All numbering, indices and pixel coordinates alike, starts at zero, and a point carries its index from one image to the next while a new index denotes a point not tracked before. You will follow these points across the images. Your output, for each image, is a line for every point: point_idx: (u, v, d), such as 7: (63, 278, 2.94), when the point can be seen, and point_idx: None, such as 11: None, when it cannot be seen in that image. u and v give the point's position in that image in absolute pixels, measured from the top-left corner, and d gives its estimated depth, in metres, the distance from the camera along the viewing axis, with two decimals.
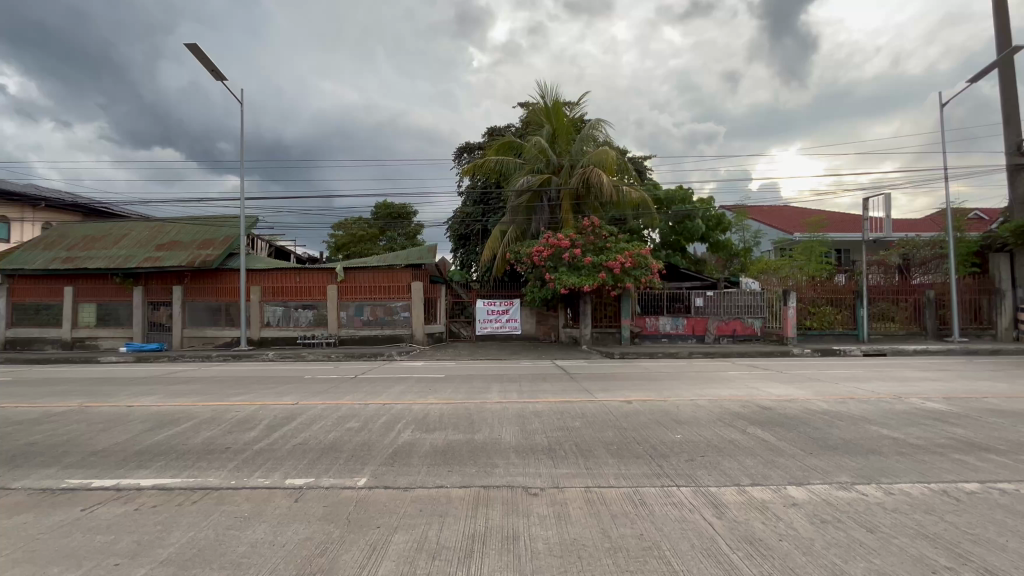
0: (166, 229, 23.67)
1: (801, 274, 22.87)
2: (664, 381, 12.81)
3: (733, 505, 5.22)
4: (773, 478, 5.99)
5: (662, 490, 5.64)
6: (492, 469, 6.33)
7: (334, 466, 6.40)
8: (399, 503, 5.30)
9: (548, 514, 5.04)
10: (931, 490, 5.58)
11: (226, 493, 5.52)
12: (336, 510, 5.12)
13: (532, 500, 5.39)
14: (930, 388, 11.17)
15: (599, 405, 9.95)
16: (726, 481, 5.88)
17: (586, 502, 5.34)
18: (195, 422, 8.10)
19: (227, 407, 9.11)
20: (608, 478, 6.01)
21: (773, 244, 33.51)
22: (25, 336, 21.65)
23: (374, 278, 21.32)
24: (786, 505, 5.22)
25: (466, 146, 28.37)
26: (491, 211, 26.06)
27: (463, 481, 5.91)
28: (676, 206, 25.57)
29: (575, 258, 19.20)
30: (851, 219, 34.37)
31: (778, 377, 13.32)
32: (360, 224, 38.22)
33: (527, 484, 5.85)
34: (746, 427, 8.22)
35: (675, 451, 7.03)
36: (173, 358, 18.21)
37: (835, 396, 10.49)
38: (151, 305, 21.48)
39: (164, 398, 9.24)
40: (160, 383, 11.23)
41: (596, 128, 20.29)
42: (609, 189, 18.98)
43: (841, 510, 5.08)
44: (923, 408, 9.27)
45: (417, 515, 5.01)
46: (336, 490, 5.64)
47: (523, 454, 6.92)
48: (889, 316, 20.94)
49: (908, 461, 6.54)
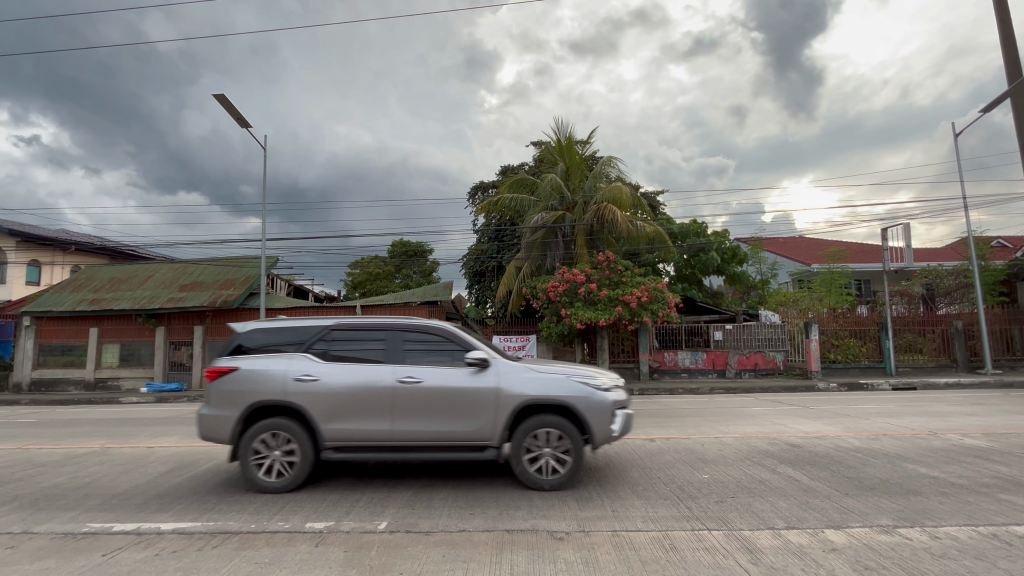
0: (187, 270, 21.86)
1: (820, 303, 20.23)
2: (686, 419, 9.58)
3: (769, 548, 3.64)
4: (797, 514, 4.25)
5: (692, 534, 3.89)
6: (433, 502, 4.67)
7: (266, 504, 4.71)
8: (316, 545, 3.77)
9: (576, 561, 3.46)
10: (974, 533, 3.84)
11: (65, 527, 4.24)
12: (208, 558, 3.59)
13: (557, 544, 3.73)
14: (970, 423, 8.37)
15: (623, 444, 6.99)
16: (758, 524, 4.06)
17: (614, 547, 3.67)
18: (105, 456, 6.98)
19: (131, 446, 7.76)
20: (571, 505, 4.55)
21: (789, 276, 31.45)
22: (49, 378, 19.87)
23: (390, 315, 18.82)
24: (824, 551, 3.58)
25: (479, 185, 26.16)
26: (506, 248, 23.06)
27: (485, 525, 4.10)
28: (690, 240, 23.66)
29: (591, 293, 17.06)
30: (871, 247, 32.41)
31: (809, 413, 10.24)
32: (374, 262, 37.30)
33: (553, 526, 4.07)
34: (774, 464, 5.81)
35: (701, 491, 4.90)
36: (192, 399, 16.68)
37: (867, 432, 7.74)
38: (172, 345, 19.68)
39: (78, 442, 8.23)
40: (91, 426, 10.13)
41: (609, 164, 18.28)
42: (626, 226, 16.86)
43: (884, 556, 3.48)
44: (960, 445, 6.74)
45: (343, 568, 3.39)
46: (203, 520, 4.33)
47: (547, 494, 4.84)
48: (916, 348, 18.63)
49: (952, 501, 4.56)
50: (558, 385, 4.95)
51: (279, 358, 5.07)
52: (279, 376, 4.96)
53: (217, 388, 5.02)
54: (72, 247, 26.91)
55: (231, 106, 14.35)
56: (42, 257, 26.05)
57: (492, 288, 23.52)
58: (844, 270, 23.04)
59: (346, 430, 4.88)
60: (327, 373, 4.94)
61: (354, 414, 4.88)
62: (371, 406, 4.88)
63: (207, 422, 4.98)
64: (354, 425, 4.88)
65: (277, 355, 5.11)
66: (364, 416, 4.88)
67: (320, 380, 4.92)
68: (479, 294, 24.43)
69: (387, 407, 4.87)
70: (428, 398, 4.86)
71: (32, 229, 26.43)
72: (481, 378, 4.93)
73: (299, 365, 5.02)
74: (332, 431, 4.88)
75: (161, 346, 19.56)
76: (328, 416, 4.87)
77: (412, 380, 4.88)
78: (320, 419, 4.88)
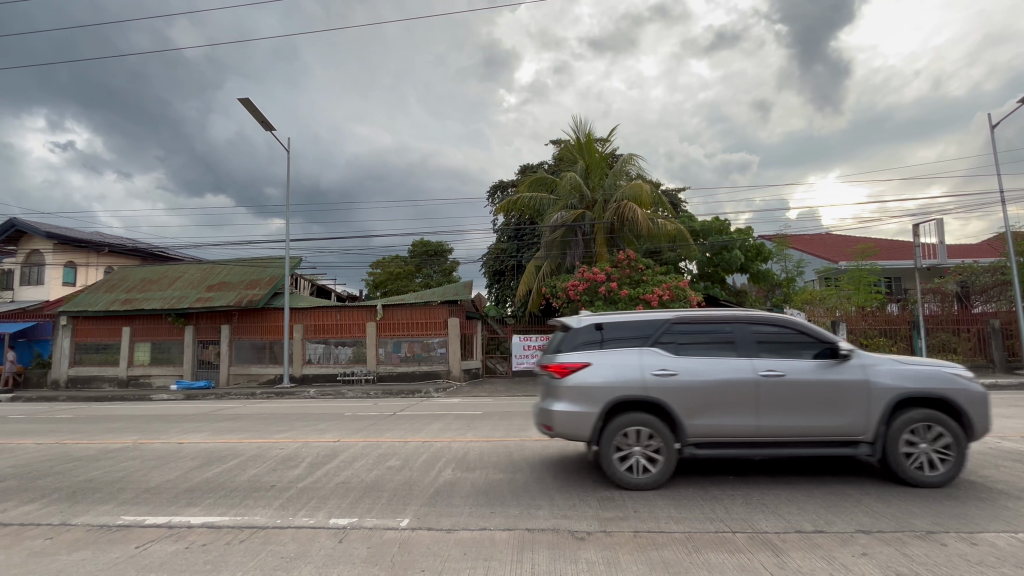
0: (214, 270, 22.41)
1: (848, 302, 19.70)
2: None
3: (796, 552, 3.55)
4: (828, 519, 4.14)
5: (715, 536, 3.83)
6: (454, 500, 4.70)
7: (290, 499, 4.80)
8: (339, 542, 3.82)
9: (599, 561, 3.43)
10: (1013, 540, 3.70)
11: (100, 519, 4.39)
12: (236, 551, 3.69)
13: (579, 544, 3.72)
14: (1010, 426, 8.05)
15: None
16: (785, 527, 3.98)
17: (636, 548, 3.64)
18: (137, 451, 7.21)
19: (161, 441, 7.99)
20: (592, 505, 4.52)
21: (816, 274, 30.70)
22: (84, 375, 20.60)
23: (412, 314, 18.99)
24: (852, 555, 3.49)
25: (497, 184, 26.20)
26: (525, 248, 23.05)
27: (506, 524, 4.11)
28: (712, 237, 23.30)
29: (611, 292, 16.93)
30: (902, 244, 31.40)
31: None
32: (395, 262, 37.66)
33: (574, 526, 4.05)
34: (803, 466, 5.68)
35: (725, 492, 4.83)
36: (220, 396, 17.12)
37: None
38: (200, 344, 20.21)
39: (111, 437, 8.51)
40: (123, 422, 10.47)
41: (630, 162, 18.11)
42: (646, 224, 16.70)
43: (918, 562, 3.38)
44: (998, 448, 6.48)
45: (366, 564, 3.44)
46: (231, 514, 4.44)
47: (568, 494, 4.82)
48: (949, 348, 18.01)
49: (989, 506, 4.39)
50: (930, 376, 4.82)
51: (629, 353, 4.99)
52: (634, 371, 4.88)
53: (568, 384, 4.92)
54: (105, 248, 27.85)
55: (256, 109, 14.65)
56: (77, 258, 27.04)
57: (512, 287, 23.56)
58: (873, 267, 22.38)
59: (712, 425, 4.81)
60: (685, 367, 4.87)
61: (720, 409, 4.80)
62: (738, 401, 4.80)
63: (562, 419, 4.88)
64: (722, 420, 4.80)
65: (624, 348, 5.04)
66: (730, 412, 4.80)
67: (677, 373, 4.85)
68: (499, 293, 24.48)
69: (753, 402, 4.80)
70: (798, 392, 4.78)
71: (68, 231, 27.43)
72: (845, 370, 4.82)
73: (651, 360, 4.95)
74: (697, 426, 4.81)
75: (190, 344, 20.09)
76: (692, 411, 4.80)
77: (776, 373, 4.80)
78: (684, 415, 4.81)
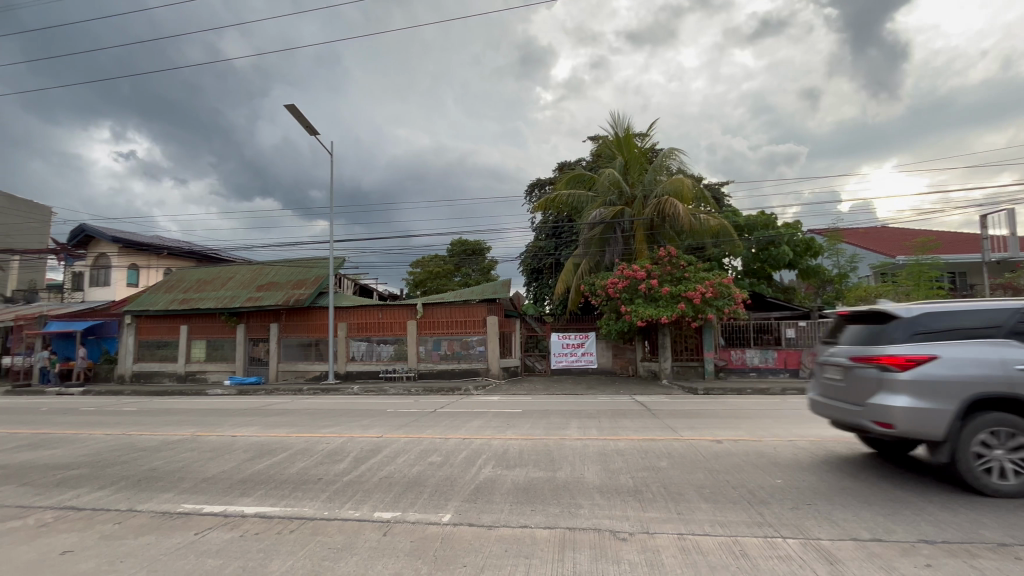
0: (263, 271, 23.36)
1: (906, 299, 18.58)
2: (760, 421, 9.14)
3: (854, 561, 3.38)
4: (891, 527, 3.93)
5: (765, 541, 3.70)
6: (494, 497, 4.73)
7: (336, 492, 4.96)
8: (383, 535, 3.91)
9: (641, 563, 3.38)
10: None
11: (162, 507, 4.66)
12: (287, 540, 3.84)
13: (620, 545, 3.67)
14: None
15: (692, 445, 6.77)
16: (841, 535, 3.81)
17: (680, 551, 3.56)
18: (195, 443, 7.63)
19: (216, 434, 8.41)
20: (634, 506, 4.46)
21: (872, 270, 29.07)
22: (147, 370, 21.92)
23: (451, 312, 19.21)
24: (917, 566, 3.30)
25: (534, 182, 26.16)
26: (564, 245, 22.93)
27: (546, 522, 4.11)
28: (758, 232, 22.47)
29: (651, 289, 16.59)
30: (969, 236, 29.31)
31: None
32: (435, 261, 38.21)
33: (616, 526, 4.00)
34: (863, 472, 5.40)
35: (776, 496, 4.66)
36: (269, 391, 17.86)
37: None
38: (251, 341, 21.12)
39: (170, 430, 9.03)
40: (181, 415, 11.10)
41: (670, 156, 17.67)
42: (688, 219, 16.28)
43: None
44: None
45: (408, 557, 3.51)
46: (280, 505, 4.62)
47: (609, 493, 4.78)
48: None
49: None
50: None
51: (981, 346, 4.61)
52: (995, 365, 4.51)
53: (910, 378, 4.57)
54: (165, 251, 29.53)
55: (301, 115, 15.15)
56: (139, 261, 28.80)
57: (551, 285, 23.49)
58: (935, 262, 21.04)
59: None
60: None
61: None
62: None
63: (905, 416, 4.53)
64: None
65: (972, 341, 4.65)
66: None
67: None
68: (538, 291, 24.46)
69: None
70: None
71: (132, 236, 29.24)
72: None
73: (1012, 353, 4.56)
74: None
75: (241, 341, 21.04)
76: None
77: None
78: None
